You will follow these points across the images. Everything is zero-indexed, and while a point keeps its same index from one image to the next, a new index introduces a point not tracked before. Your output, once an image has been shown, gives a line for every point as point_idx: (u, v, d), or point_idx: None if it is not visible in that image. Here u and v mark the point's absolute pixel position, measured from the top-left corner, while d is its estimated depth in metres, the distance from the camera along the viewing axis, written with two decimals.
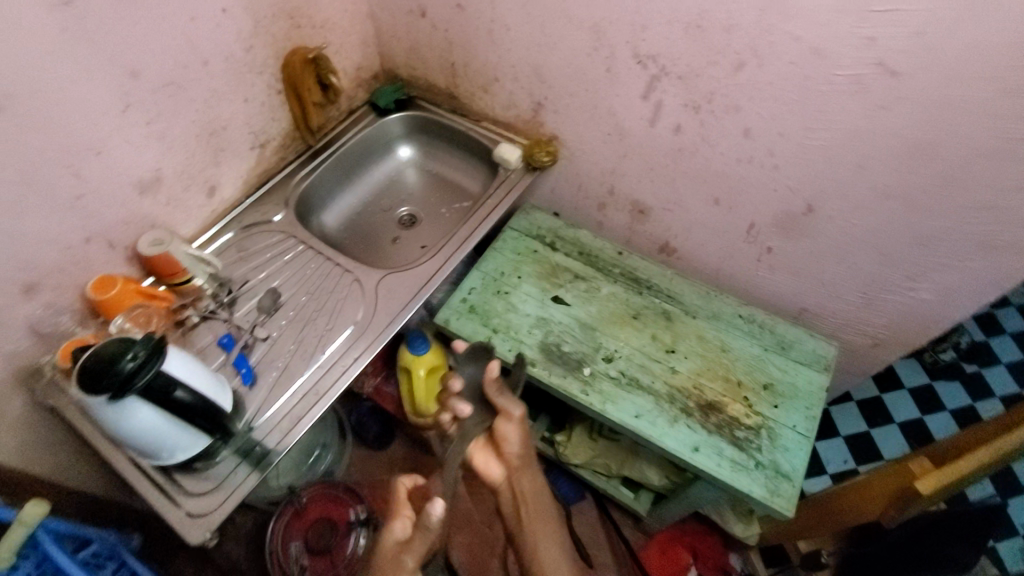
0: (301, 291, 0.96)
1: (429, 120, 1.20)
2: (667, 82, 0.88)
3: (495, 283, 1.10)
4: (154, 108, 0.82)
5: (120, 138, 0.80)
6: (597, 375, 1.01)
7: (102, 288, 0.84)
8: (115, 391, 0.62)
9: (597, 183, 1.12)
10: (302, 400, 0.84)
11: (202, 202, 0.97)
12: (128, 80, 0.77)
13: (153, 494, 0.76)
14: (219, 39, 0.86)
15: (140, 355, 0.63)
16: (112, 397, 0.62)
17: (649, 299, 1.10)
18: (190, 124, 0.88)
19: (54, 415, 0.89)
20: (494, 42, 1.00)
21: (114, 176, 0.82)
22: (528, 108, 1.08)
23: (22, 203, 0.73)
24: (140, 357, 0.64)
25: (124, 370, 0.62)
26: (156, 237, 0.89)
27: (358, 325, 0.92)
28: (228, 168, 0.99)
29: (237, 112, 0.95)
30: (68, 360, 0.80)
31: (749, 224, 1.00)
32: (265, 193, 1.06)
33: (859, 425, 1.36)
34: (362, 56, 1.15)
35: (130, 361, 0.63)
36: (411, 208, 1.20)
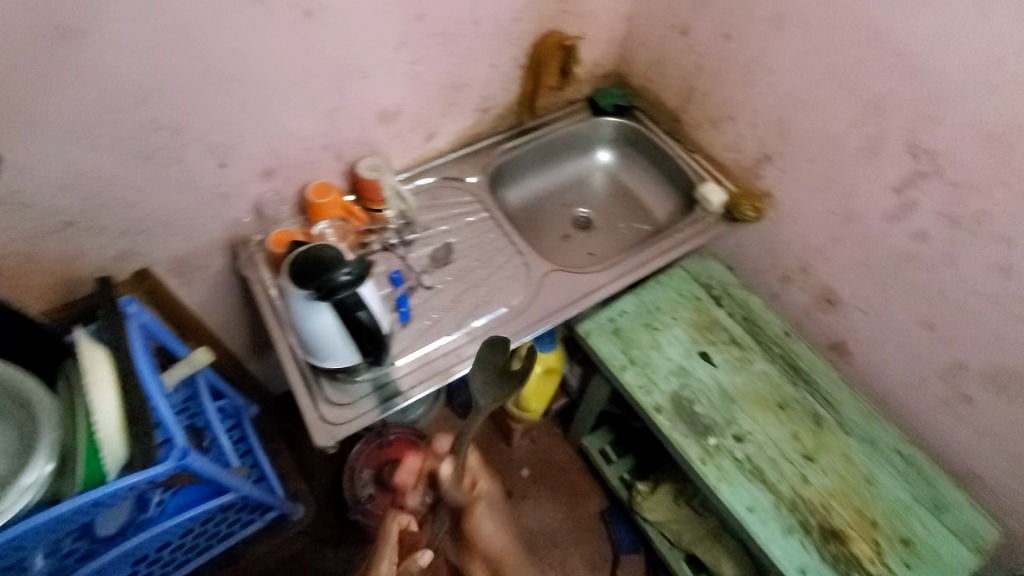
0: (472, 254, 0.98)
1: (641, 134, 1.18)
2: (931, 185, 0.78)
3: (648, 315, 1.06)
4: (421, 52, 0.88)
5: (384, 69, 0.87)
6: (721, 448, 0.94)
7: (319, 194, 0.93)
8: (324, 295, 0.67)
9: (792, 256, 1.04)
10: (442, 360, 0.87)
11: (418, 144, 1.03)
12: (412, 21, 0.83)
13: (297, 384, 0.83)
14: (497, 6, 0.90)
15: (353, 275, 0.68)
16: (317, 293, 0.68)
17: (802, 394, 1.01)
18: (441, 74, 0.94)
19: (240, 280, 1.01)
20: (748, 82, 0.96)
21: (365, 99, 0.89)
22: (752, 157, 1.02)
23: (293, 100, 0.82)
24: (355, 274, 0.68)
25: (339, 279, 0.68)
26: (374, 163, 0.97)
27: (514, 307, 0.93)
28: (451, 121, 1.04)
29: (481, 74, 0.99)
30: (275, 246, 0.87)
31: (955, 363, 0.88)
32: (469, 153, 1.10)
33: None
34: (604, 54, 1.15)
35: (344, 273, 0.68)
36: (590, 212, 1.20)
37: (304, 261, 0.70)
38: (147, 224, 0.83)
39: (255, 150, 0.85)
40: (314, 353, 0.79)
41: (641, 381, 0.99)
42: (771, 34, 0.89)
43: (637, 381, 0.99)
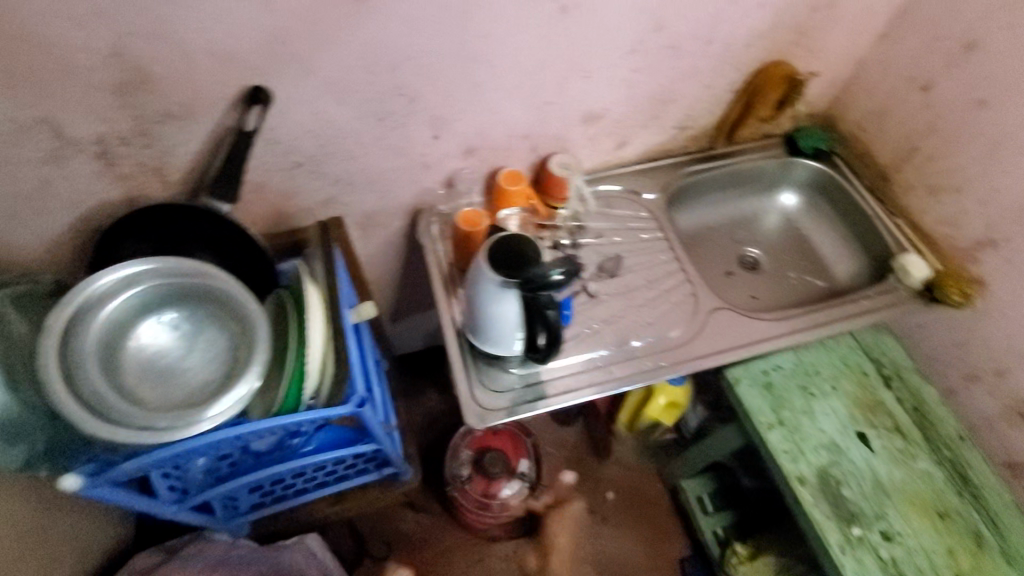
0: (640, 273, 0.95)
1: (837, 184, 1.10)
2: None
3: (805, 377, 0.99)
4: (645, 62, 0.87)
5: (607, 72, 0.86)
6: (864, 541, 0.86)
7: (510, 180, 0.94)
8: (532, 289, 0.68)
9: (991, 355, 0.93)
10: (596, 374, 0.85)
11: (607, 150, 1.01)
12: (650, 30, 0.82)
13: (455, 360, 0.85)
14: (735, 27, 0.87)
15: (562, 275, 0.68)
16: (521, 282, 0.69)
17: (968, 509, 0.90)
18: (655, 86, 0.92)
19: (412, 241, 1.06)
20: (994, 156, 0.86)
21: (578, 98, 0.89)
22: (971, 236, 0.92)
23: (519, 88, 0.84)
24: (565, 274, 0.68)
25: (550, 276, 0.68)
26: (565, 161, 0.96)
27: (677, 337, 0.89)
28: (647, 133, 1.01)
29: (692, 93, 0.96)
30: (464, 224, 0.89)
31: None
32: (653, 168, 1.06)
33: None
34: (819, 92, 1.08)
35: (557, 272, 0.68)
36: (759, 253, 1.13)
37: (520, 251, 0.72)
38: (357, 177, 0.89)
39: (466, 128, 0.88)
40: (483, 334, 0.80)
41: (788, 446, 0.92)
42: None
43: (783, 445, 0.92)
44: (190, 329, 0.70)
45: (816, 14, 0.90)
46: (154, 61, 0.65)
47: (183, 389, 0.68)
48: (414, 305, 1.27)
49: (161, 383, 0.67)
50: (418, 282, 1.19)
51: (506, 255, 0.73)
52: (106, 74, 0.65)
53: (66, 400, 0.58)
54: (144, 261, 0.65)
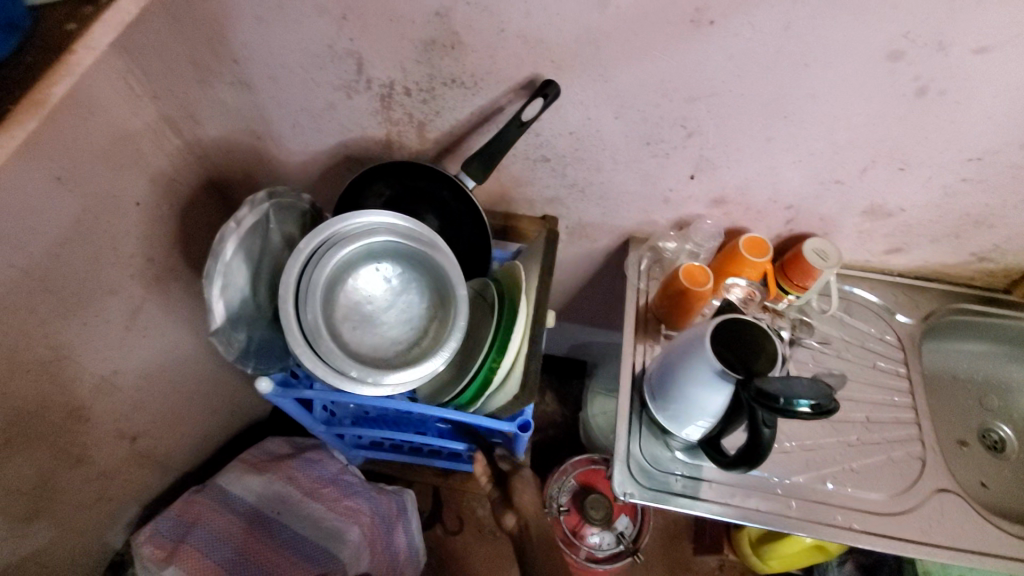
0: (857, 405, 0.81)
1: None
2: None
3: None
4: (983, 176, 0.70)
5: (927, 173, 0.71)
6: None
7: (753, 250, 0.81)
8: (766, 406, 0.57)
9: None
10: (766, 500, 0.73)
11: (873, 251, 0.85)
12: (1013, 144, 0.65)
13: (620, 416, 0.78)
14: None
15: (804, 409, 0.55)
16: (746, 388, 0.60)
17: None
18: (976, 206, 0.74)
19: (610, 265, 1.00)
20: None
21: (874, 189, 0.75)
22: None
23: (810, 158, 0.72)
24: (811, 410, 0.55)
25: (795, 407, 0.55)
26: (824, 249, 0.81)
27: (879, 500, 0.74)
28: (931, 250, 0.83)
29: (1021, 226, 0.76)
30: (684, 278, 0.80)
31: None
32: (919, 288, 0.88)
33: None
34: None
35: (806, 406, 0.55)
36: (1013, 435, 0.90)
37: (759, 350, 0.64)
38: (593, 189, 0.84)
39: (727, 180, 0.78)
40: (671, 409, 0.73)
41: None
42: None
43: None
44: (400, 285, 0.73)
45: None
46: (469, 28, 0.65)
47: (377, 340, 0.72)
48: (579, 319, 1.22)
49: (362, 327, 0.71)
50: (595, 301, 1.14)
51: (741, 347, 0.65)
52: (423, 29, 0.66)
53: (293, 322, 0.64)
54: (387, 215, 0.68)
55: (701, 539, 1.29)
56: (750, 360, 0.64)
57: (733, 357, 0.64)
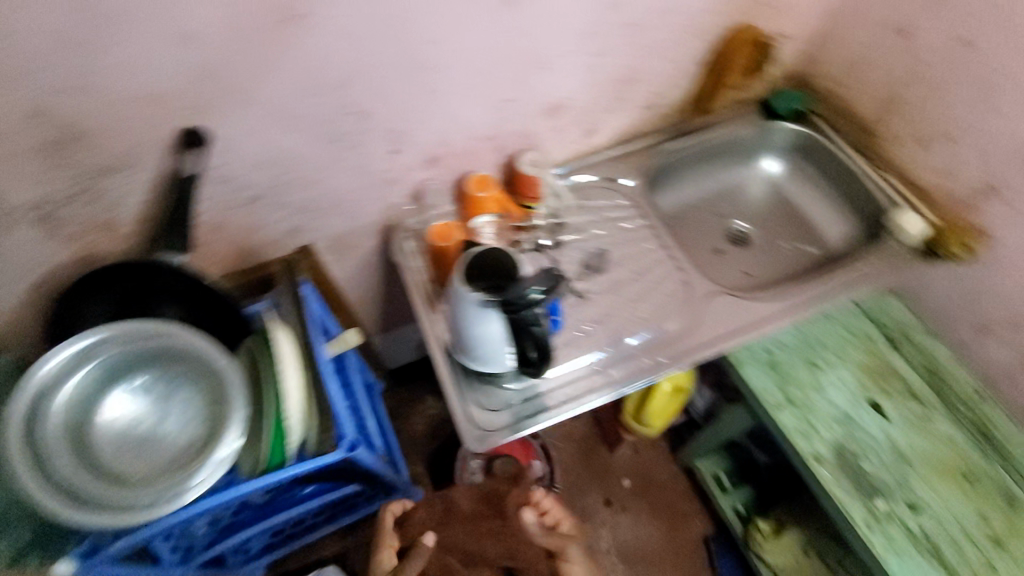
0: (625, 264, 0.93)
1: (821, 145, 1.05)
2: None
3: (810, 351, 0.96)
4: (606, 43, 0.82)
5: (566, 61, 0.82)
6: (891, 516, 0.83)
7: (479, 187, 0.91)
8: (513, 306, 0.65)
9: (1002, 308, 0.88)
10: (599, 377, 0.82)
11: (577, 139, 0.97)
12: (606, 12, 0.77)
13: (447, 385, 0.81)
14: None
15: (543, 293, 0.65)
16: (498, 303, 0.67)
17: (995, 468, 0.86)
18: (620, 68, 0.87)
19: (387, 259, 1.03)
20: (989, 100, 0.80)
21: (540, 91, 0.85)
22: (970, 187, 0.87)
23: (475, 90, 0.79)
24: (546, 292, 0.65)
25: (531, 297, 0.65)
26: (534, 159, 0.93)
27: (675, 330, 0.86)
28: (615, 118, 0.97)
29: (659, 70, 0.92)
30: (434, 238, 0.86)
31: None
32: (628, 151, 1.03)
33: None
34: (789, 53, 1.03)
35: (538, 291, 0.65)
36: (748, 225, 1.09)
37: (496, 264, 0.71)
38: (322, 201, 0.85)
39: (426, 138, 0.83)
40: (474, 352, 0.77)
41: (799, 425, 0.89)
42: None
43: (795, 425, 0.89)
44: (164, 390, 0.69)
45: None
46: (80, 112, 0.61)
47: (167, 454, 0.67)
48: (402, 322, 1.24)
49: (144, 450, 0.66)
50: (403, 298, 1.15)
51: (483, 270, 0.71)
52: (30, 134, 0.61)
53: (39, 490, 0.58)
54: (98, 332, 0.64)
55: (606, 439, 1.43)
56: (504, 275, 0.71)
57: (489, 278, 0.71)
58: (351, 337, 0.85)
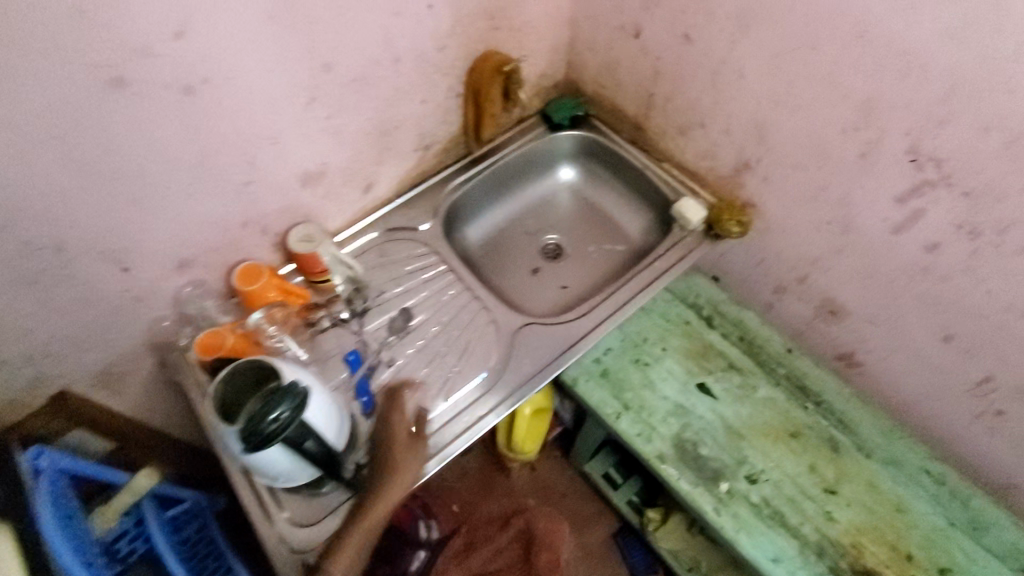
0: (433, 319, 0.88)
1: (602, 146, 1.07)
2: (942, 191, 0.66)
3: (635, 349, 0.97)
4: (337, 102, 0.76)
5: (298, 130, 0.75)
6: (734, 494, 0.85)
7: (247, 279, 0.80)
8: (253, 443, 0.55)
9: (786, 267, 0.93)
10: (430, 443, 0.78)
11: (355, 198, 0.91)
12: (320, 73, 0.71)
13: (253, 512, 0.72)
14: (418, 37, 0.78)
15: (283, 415, 0.56)
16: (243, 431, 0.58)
17: (815, 418, 0.91)
18: (367, 121, 0.82)
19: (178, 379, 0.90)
20: (716, 85, 0.83)
21: (282, 166, 0.77)
22: (729, 165, 0.91)
23: (197, 185, 0.70)
24: (284, 414, 0.56)
25: (268, 423, 0.56)
26: (307, 232, 0.85)
27: (491, 371, 0.84)
28: (388, 168, 0.92)
29: (413, 113, 0.87)
30: (203, 352, 0.75)
31: (984, 377, 0.77)
32: (416, 195, 0.99)
33: None
34: (548, 64, 1.03)
35: (279, 414, 0.56)
36: (558, 237, 1.09)
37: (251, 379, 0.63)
38: (49, 351, 0.71)
39: (160, 248, 0.73)
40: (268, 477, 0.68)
41: (637, 430, 0.90)
42: (738, 29, 0.76)
43: (633, 430, 0.91)
44: None
45: None
46: None
47: None
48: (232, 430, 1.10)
49: None
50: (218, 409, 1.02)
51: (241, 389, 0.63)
52: None
53: None
54: None
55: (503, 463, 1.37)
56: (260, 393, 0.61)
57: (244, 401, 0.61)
58: (144, 479, 0.86)
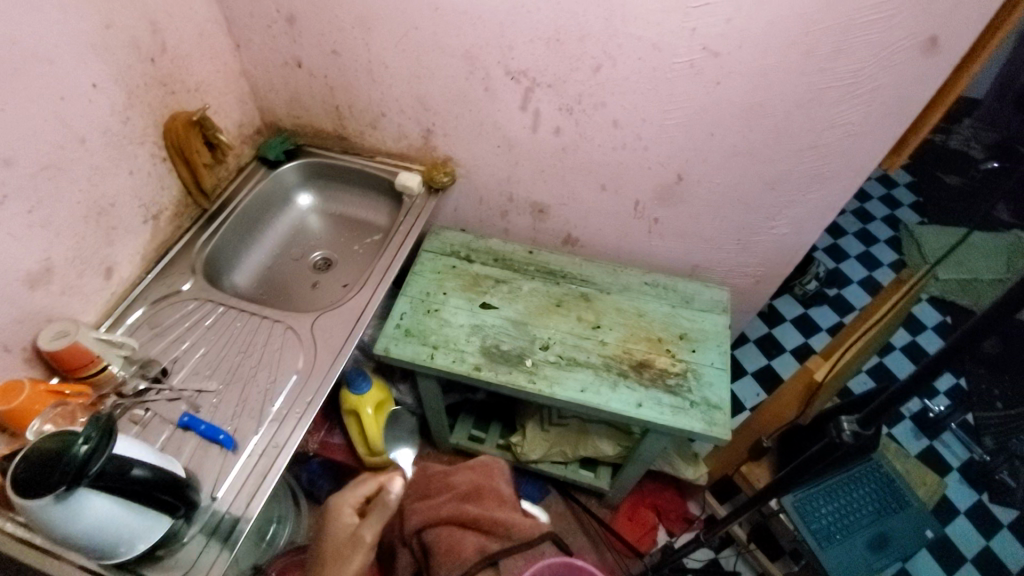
0: (231, 351, 0.93)
1: (322, 164, 1.23)
2: (540, 92, 0.97)
3: (423, 303, 1.15)
4: (34, 194, 0.77)
5: (1, 231, 0.74)
6: (538, 363, 1.07)
7: (6, 396, 0.75)
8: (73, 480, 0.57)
9: (496, 193, 1.20)
10: (273, 444, 0.82)
11: (100, 285, 0.91)
12: (2, 169, 0.72)
13: None
14: (94, 115, 0.83)
15: (93, 438, 0.59)
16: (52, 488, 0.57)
17: (567, 286, 1.20)
18: (76, 205, 0.83)
19: None
20: (375, 80, 1.06)
21: None
22: (418, 136, 1.14)
23: None
24: (91, 445, 0.58)
25: (76, 457, 0.57)
26: (59, 329, 0.81)
27: (302, 371, 0.90)
28: (123, 246, 0.94)
29: (124, 185, 0.91)
30: None
31: (634, 203, 1.12)
32: (166, 265, 1.02)
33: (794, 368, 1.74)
34: (241, 113, 1.16)
35: (81, 445, 0.58)
36: (323, 252, 1.22)
37: (33, 458, 0.59)
38: None
39: None
40: (104, 552, 0.65)
41: (451, 358, 1.07)
42: (364, 35, 0.99)
43: (448, 360, 1.07)
44: None
45: (162, 61, 0.94)
46: None
47: None
48: None
49: None
50: None
51: (29, 468, 0.59)
52: None
53: None
54: None
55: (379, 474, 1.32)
56: (51, 456, 0.59)
57: (39, 476, 0.58)
58: None
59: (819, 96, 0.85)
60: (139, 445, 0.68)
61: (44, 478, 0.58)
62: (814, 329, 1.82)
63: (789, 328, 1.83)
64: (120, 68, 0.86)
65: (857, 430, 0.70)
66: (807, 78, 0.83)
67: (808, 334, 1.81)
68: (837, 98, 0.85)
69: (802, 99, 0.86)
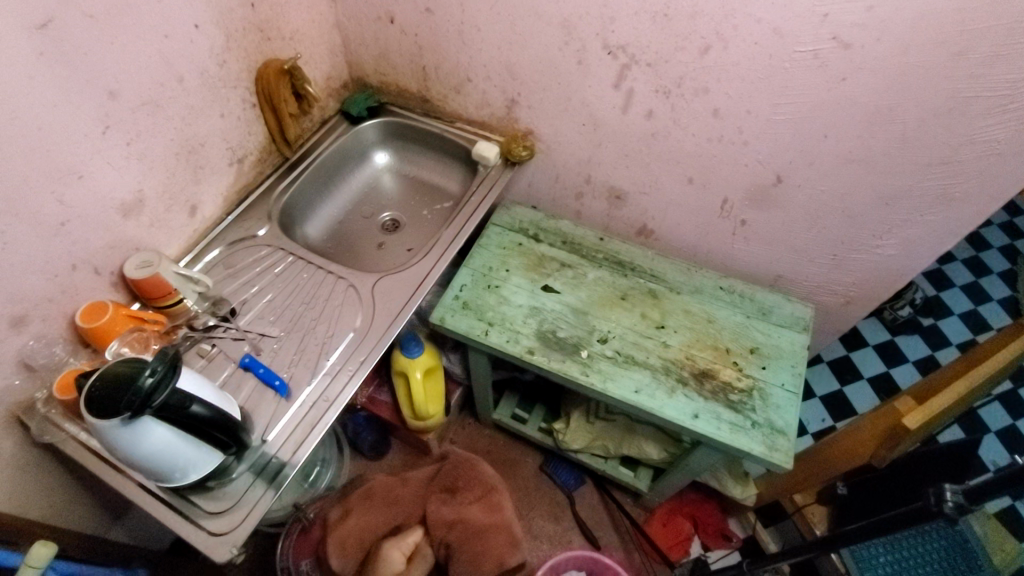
0: (294, 301, 0.95)
1: (403, 124, 1.22)
2: (637, 70, 0.90)
3: (484, 278, 1.13)
4: (133, 127, 0.80)
5: (102, 160, 0.77)
6: (594, 356, 1.03)
7: (91, 316, 0.80)
8: (137, 409, 0.59)
9: (574, 173, 1.15)
10: (323, 398, 0.83)
11: (184, 221, 0.95)
12: (106, 101, 0.75)
13: (172, 523, 0.73)
14: (195, 55, 0.85)
15: (158, 371, 0.61)
16: (116, 412, 0.60)
17: (635, 280, 1.14)
18: (169, 143, 0.86)
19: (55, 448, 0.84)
20: (465, 42, 1.02)
21: (96, 201, 0.79)
22: (502, 106, 1.10)
23: (11, 233, 0.69)
24: (155, 378, 0.61)
25: (142, 388, 0.60)
26: (144, 258, 0.85)
27: (358, 330, 0.91)
28: (208, 185, 0.97)
29: (215, 128, 0.94)
30: (68, 391, 0.76)
31: (722, 200, 1.03)
32: (245, 208, 1.05)
33: (870, 399, 1.60)
34: (331, 65, 1.16)
35: (149, 377, 0.61)
36: (392, 213, 1.22)
37: (103, 382, 0.62)
38: None
39: None
40: (161, 475, 0.69)
41: (506, 337, 1.04)
42: None
43: (503, 339, 1.04)
44: None
45: (261, 6, 0.94)
46: None
47: None
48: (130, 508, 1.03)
49: None
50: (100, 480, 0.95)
51: (98, 390, 0.62)
52: None
53: None
54: None
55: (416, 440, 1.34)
56: (118, 383, 0.62)
57: (106, 398, 0.61)
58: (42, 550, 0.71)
59: (960, 106, 0.74)
60: (202, 381, 0.71)
61: (111, 401, 0.61)
62: (898, 358, 1.66)
63: (869, 355, 1.68)
64: (221, 11, 0.87)
65: (960, 502, 0.60)
66: (953, 82, 0.72)
67: (890, 364, 1.66)
68: (981, 110, 0.73)
69: (942, 108, 0.75)
